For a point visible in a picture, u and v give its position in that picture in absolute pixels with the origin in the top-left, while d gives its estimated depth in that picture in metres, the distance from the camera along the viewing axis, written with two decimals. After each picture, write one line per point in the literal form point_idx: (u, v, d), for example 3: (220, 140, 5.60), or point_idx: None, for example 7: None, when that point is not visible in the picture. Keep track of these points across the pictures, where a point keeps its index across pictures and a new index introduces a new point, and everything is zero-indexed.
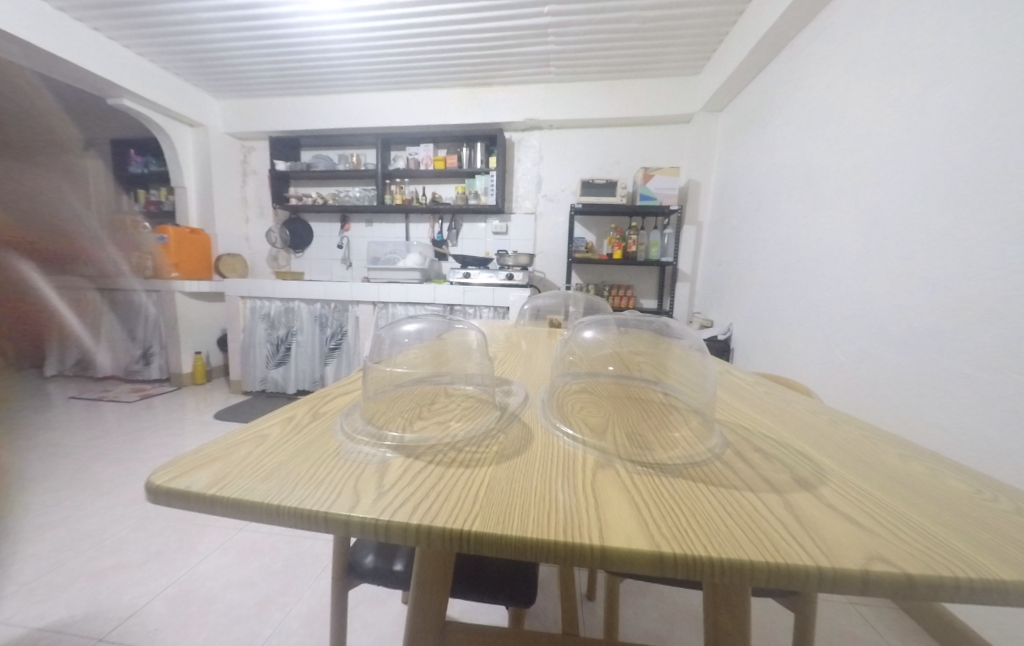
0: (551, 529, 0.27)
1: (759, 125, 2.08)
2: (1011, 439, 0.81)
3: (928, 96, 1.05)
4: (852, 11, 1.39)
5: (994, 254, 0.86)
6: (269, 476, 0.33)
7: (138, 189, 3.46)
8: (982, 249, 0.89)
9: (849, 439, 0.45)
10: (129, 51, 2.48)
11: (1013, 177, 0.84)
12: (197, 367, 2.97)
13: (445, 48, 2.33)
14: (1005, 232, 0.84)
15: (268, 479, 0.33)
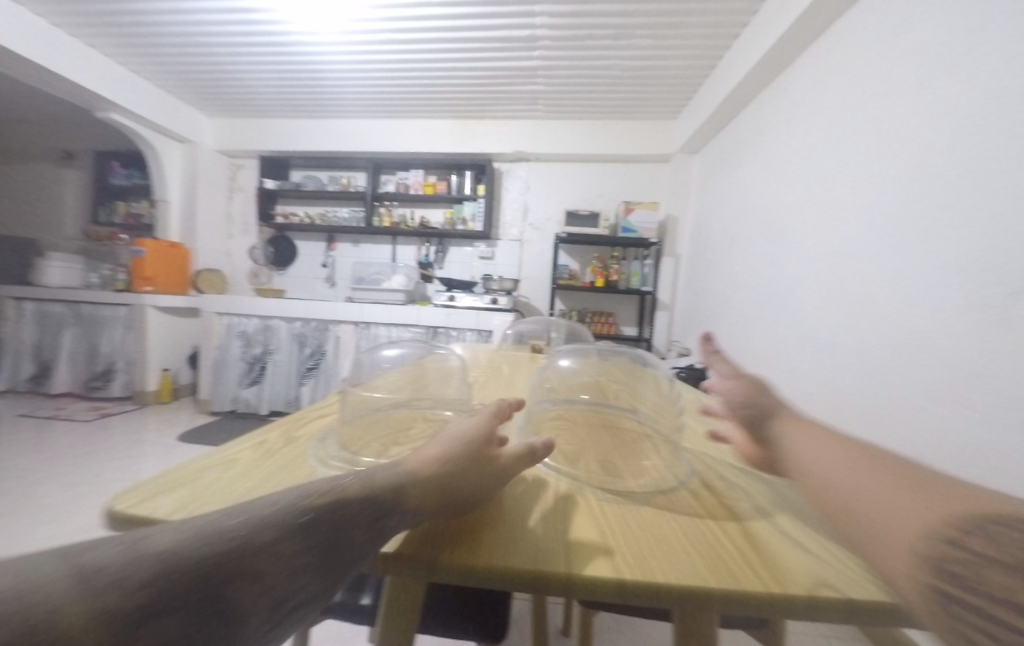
0: (519, 557, 0.27)
1: (731, 168, 2.24)
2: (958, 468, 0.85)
3: (879, 150, 1.16)
4: (810, 75, 1.57)
5: (935, 292, 0.94)
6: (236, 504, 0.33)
7: (119, 201, 3.41)
8: (924, 291, 0.97)
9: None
10: (122, 67, 2.50)
11: (946, 230, 0.93)
12: (164, 384, 2.84)
13: (441, 82, 2.45)
14: (942, 278, 0.92)
15: None
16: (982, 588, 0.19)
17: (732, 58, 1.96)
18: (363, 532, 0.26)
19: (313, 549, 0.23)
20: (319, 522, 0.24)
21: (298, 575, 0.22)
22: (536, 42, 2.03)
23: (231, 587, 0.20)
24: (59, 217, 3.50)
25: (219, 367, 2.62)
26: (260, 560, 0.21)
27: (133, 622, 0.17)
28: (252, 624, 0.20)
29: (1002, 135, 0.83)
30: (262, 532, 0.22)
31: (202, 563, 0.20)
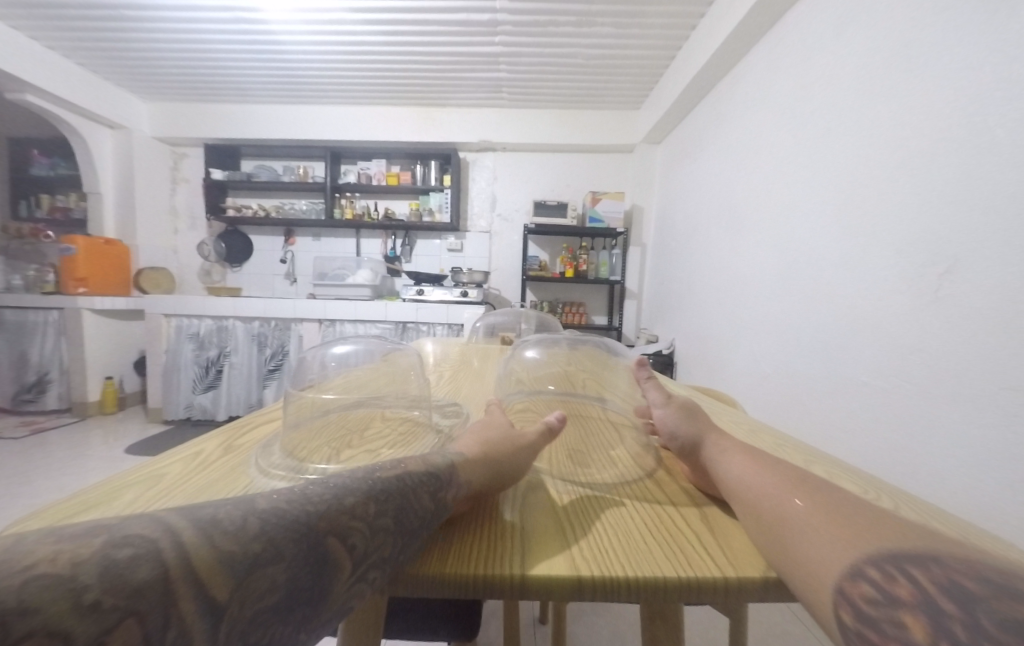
0: (468, 560, 0.26)
1: (693, 158, 2.29)
2: (898, 437, 0.92)
3: (827, 141, 1.23)
4: (764, 67, 1.62)
5: (880, 275, 1.00)
6: None
7: (41, 194, 3.08)
8: (871, 273, 1.03)
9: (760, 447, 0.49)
10: (37, 42, 2.22)
11: (886, 216, 0.99)
12: (108, 394, 2.62)
13: (401, 68, 2.36)
14: (884, 259, 0.99)
15: None
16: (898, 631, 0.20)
17: (692, 49, 1.99)
18: (423, 503, 0.29)
19: (386, 515, 0.26)
20: (387, 495, 0.27)
21: (377, 535, 0.25)
22: (497, 27, 1.98)
23: (328, 542, 0.23)
24: None
25: (169, 372, 2.44)
26: (344, 522, 0.24)
27: (258, 571, 0.19)
28: (339, 577, 0.23)
29: (935, 125, 0.89)
30: (345, 497, 0.25)
31: (304, 523, 0.22)
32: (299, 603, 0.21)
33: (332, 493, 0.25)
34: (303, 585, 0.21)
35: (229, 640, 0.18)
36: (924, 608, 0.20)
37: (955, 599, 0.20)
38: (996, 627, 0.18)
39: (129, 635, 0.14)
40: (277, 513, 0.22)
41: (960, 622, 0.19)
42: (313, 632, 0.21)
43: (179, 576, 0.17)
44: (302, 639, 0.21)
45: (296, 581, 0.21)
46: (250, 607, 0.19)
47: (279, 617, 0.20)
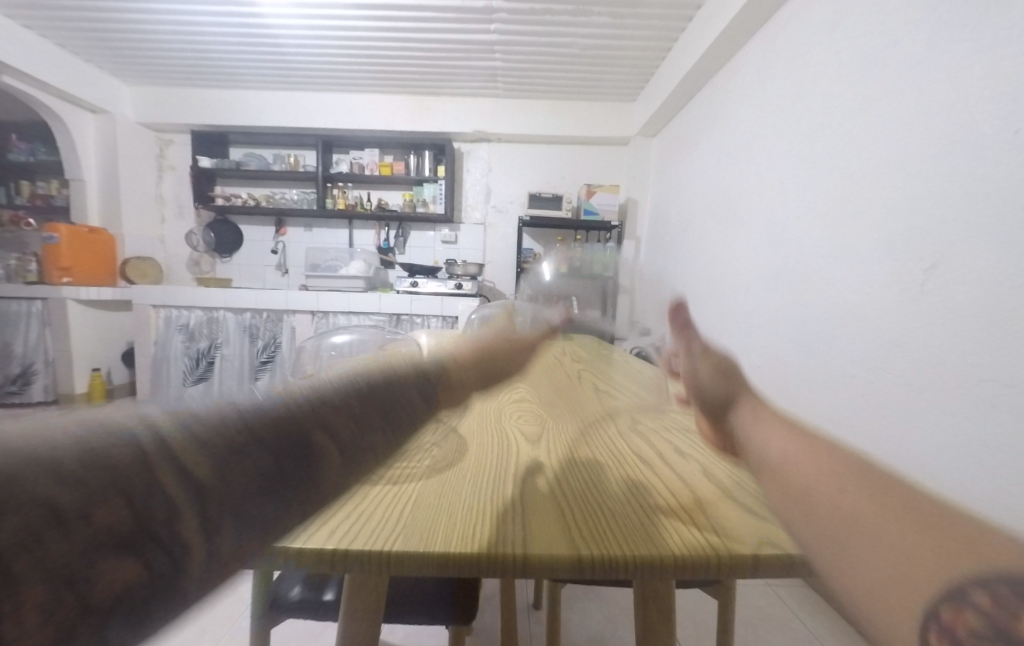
0: (473, 542, 0.27)
1: (687, 151, 2.30)
2: None
3: (822, 136, 1.23)
4: (759, 60, 1.62)
5: None
6: None
7: (20, 180, 2.98)
8: (864, 266, 1.05)
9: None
10: (13, 19, 2.13)
11: (879, 210, 1.01)
12: (95, 385, 2.58)
13: (394, 55, 2.31)
14: (878, 252, 1.01)
15: None
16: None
17: (687, 42, 1.99)
18: (407, 400, 0.36)
19: (372, 415, 0.30)
20: (368, 394, 0.31)
21: (362, 427, 0.28)
22: (493, 15, 1.95)
23: (313, 432, 0.24)
24: None
25: (158, 364, 2.40)
26: (327, 415, 0.26)
27: (239, 452, 0.20)
28: (327, 466, 0.24)
29: (928, 120, 0.91)
30: (324, 393, 0.27)
31: (284, 412, 0.23)
32: (288, 483, 0.21)
33: (310, 393, 0.26)
34: (291, 469, 0.22)
35: (219, 509, 0.18)
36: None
37: None
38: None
39: (113, 511, 0.15)
40: (260, 402, 0.22)
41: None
42: (314, 513, 0.22)
43: (155, 457, 0.17)
44: (303, 514, 0.21)
45: (282, 465, 0.21)
46: (237, 482, 0.19)
47: (275, 493, 0.20)
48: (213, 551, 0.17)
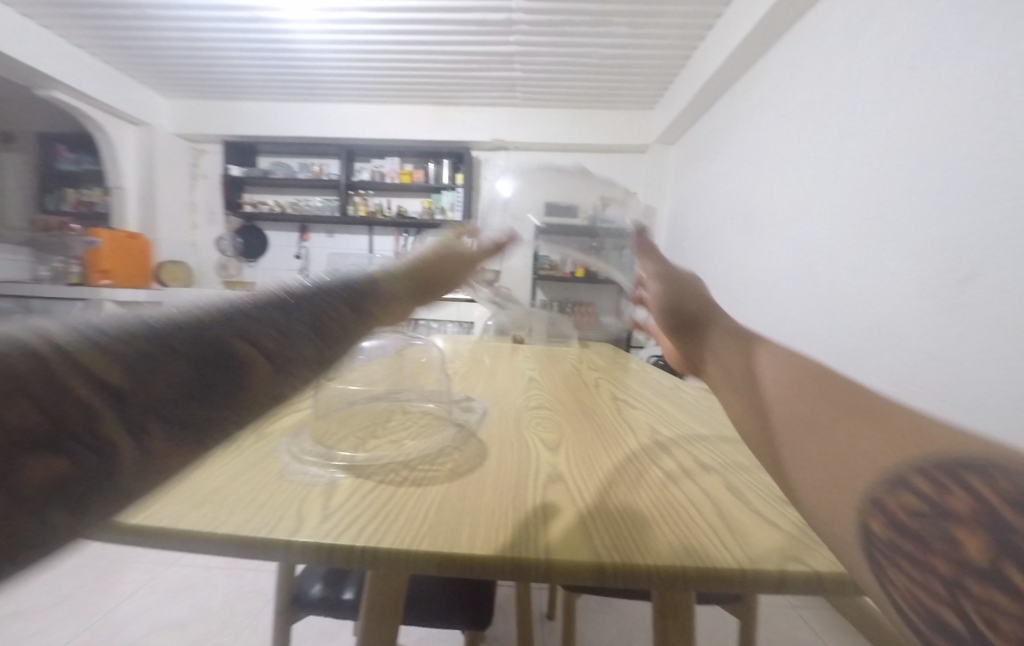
0: (497, 546, 0.27)
1: (706, 159, 2.29)
2: None
3: (843, 142, 1.20)
4: (783, 66, 1.60)
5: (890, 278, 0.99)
6: (201, 502, 0.31)
7: (67, 188, 3.18)
8: (882, 275, 1.01)
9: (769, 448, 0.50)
10: (65, 40, 2.29)
11: (895, 217, 0.98)
12: None
13: (416, 67, 2.38)
14: (895, 261, 0.97)
15: (200, 504, 0.31)
16: (950, 546, 0.18)
17: (707, 50, 1.98)
18: (344, 314, 0.34)
19: (299, 325, 0.29)
20: (298, 306, 0.30)
21: (288, 340, 0.28)
22: (513, 26, 1.98)
23: (229, 341, 0.24)
24: None
25: None
26: (248, 328, 0.26)
27: (149, 361, 0.20)
28: (258, 373, 0.25)
29: (943, 123, 0.88)
30: (237, 306, 0.26)
31: (192, 327, 0.23)
32: (213, 392, 0.23)
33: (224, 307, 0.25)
34: (214, 377, 0.23)
35: (146, 411, 0.19)
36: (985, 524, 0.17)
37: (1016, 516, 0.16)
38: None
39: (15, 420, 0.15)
40: (166, 324, 0.22)
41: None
42: (249, 415, 0.24)
43: (61, 364, 0.17)
44: (234, 416, 0.23)
45: (204, 373, 0.22)
46: (154, 387, 0.20)
47: (195, 399, 0.22)
48: (141, 446, 0.18)
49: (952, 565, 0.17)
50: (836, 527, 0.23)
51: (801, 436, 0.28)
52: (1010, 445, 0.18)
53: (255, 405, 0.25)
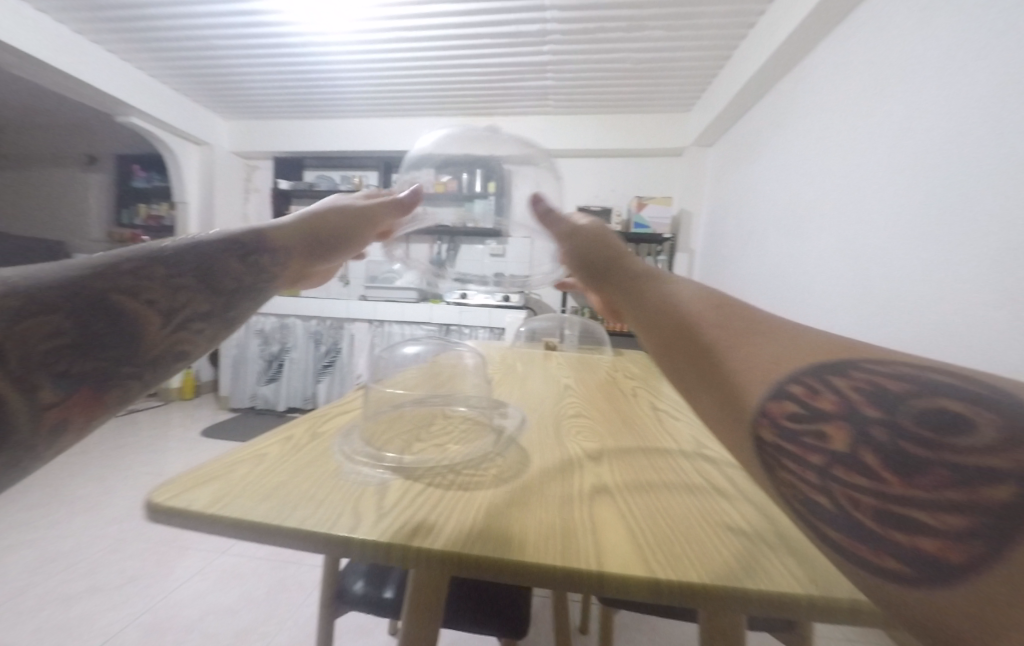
0: (547, 553, 0.27)
1: (746, 161, 2.20)
2: None
3: (898, 138, 1.12)
4: (829, 61, 1.52)
5: (955, 283, 0.91)
6: (267, 496, 0.33)
7: (140, 204, 3.52)
8: (944, 280, 0.94)
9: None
10: (141, 71, 2.56)
11: (960, 218, 0.91)
12: (187, 382, 2.93)
13: (451, 80, 2.46)
14: (961, 263, 0.90)
15: (266, 499, 0.32)
16: (818, 440, 0.23)
17: (747, 49, 1.92)
18: (236, 267, 0.41)
19: (181, 280, 0.36)
20: (186, 264, 0.37)
21: (175, 294, 0.35)
22: (546, 36, 2.01)
23: (114, 299, 0.31)
24: (83, 219, 3.63)
25: (238, 365, 2.69)
26: (128, 287, 0.32)
27: (32, 320, 0.27)
28: (136, 322, 0.32)
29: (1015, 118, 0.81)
30: (120, 264, 0.33)
31: (74, 287, 0.30)
32: (97, 342, 0.30)
33: (100, 269, 0.32)
34: (102, 332, 0.30)
35: (31, 364, 0.26)
36: (847, 418, 0.22)
37: (878, 405, 0.22)
38: (912, 423, 0.20)
39: None
40: (39, 284, 0.28)
41: (881, 427, 0.21)
42: (134, 356, 0.32)
43: None
44: (129, 366, 0.31)
45: (88, 330, 0.29)
46: (40, 344, 0.27)
47: (81, 352, 0.29)
48: (34, 398, 0.26)
49: (822, 456, 0.23)
50: (732, 436, 0.27)
51: (693, 359, 0.30)
52: (873, 354, 0.24)
53: (137, 350, 0.32)
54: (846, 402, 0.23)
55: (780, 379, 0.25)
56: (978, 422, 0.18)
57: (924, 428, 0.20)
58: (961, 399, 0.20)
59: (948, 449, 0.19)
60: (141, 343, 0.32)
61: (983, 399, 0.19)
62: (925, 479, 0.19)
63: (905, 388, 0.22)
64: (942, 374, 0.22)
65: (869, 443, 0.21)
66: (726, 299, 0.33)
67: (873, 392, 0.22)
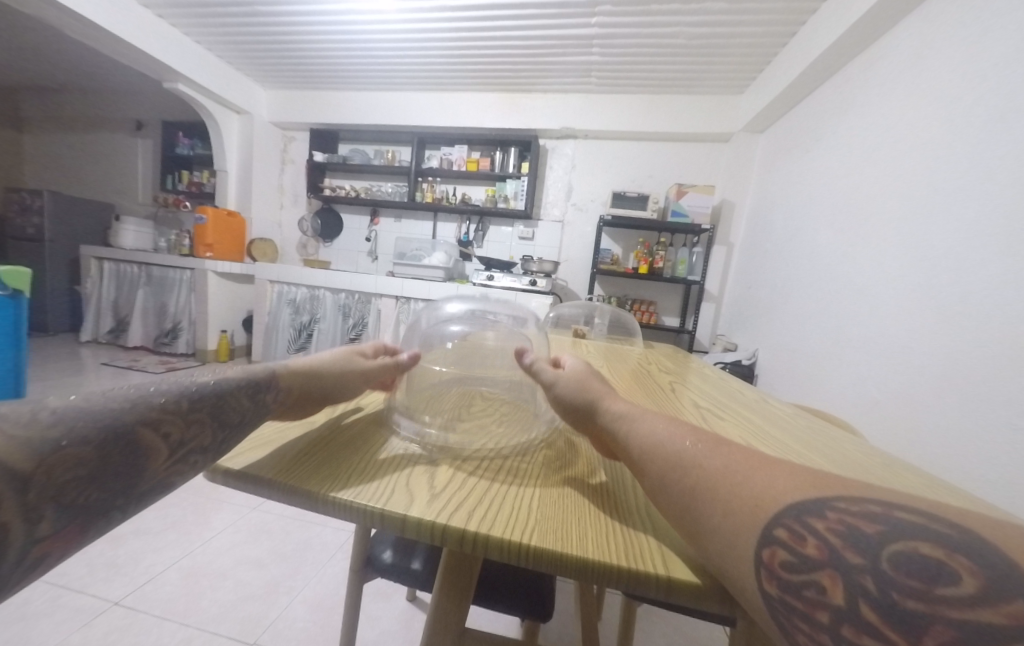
0: (612, 551, 0.26)
1: (800, 150, 2.04)
2: None
3: (992, 132, 1.00)
4: (909, 40, 1.35)
5: None
6: (319, 465, 0.33)
7: (183, 170, 3.62)
8: None
9: (856, 471, 0.44)
10: (187, 38, 2.59)
11: None
12: (222, 344, 3.05)
13: (490, 54, 2.38)
14: None
15: (319, 468, 0.33)
16: (820, 594, 0.20)
17: (813, 27, 1.76)
18: (243, 403, 0.35)
19: (201, 412, 0.31)
20: (205, 397, 0.32)
21: (190, 426, 0.30)
22: (596, 7, 1.90)
23: (138, 431, 0.27)
24: (130, 183, 3.79)
25: (271, 331, 2.78)
26: (156, 416, 0.28)
27: (61, 451, 0.23)
28: (155, 460, 0.27)
29: None
30: (154, 397, 0.29)
31: (107, 418, 0.26)
32: (109, 475, 0.25)
33: (143, 394, 0.29)
34: (118, 464, 0.25)
35: (44, 498, 0.22)
36: (836, 566, 0.20)
37: (859, 551, 0.20)
38: (895, 571, 0.18)
39: None
40: (71, 417, 0.25)
41: (870, 576, 0.19)
42: (134, 502, 0.26)
43: None
44: (120, 503, 0.25)
45: (106, 460, 0.25)
46: (56, 476, 0.23)
47: (93, 483, 0.24)
48: (30, 533, 0.21)
49: (827, 613, 0.19)
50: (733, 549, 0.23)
51: (676, 500, 0.27)
52: (850, 487, 0.23)
53: (142, 487, 0.26)
54: (829, 545, 0.20)
55: (765, 521, 0.23)
56: (961, 573, 0.17)
57: (912, 577, 0.17)
58: (934, 540, 0.19)
59: (944, 603, 0.16)
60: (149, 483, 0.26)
61: (956, 542, 0.18)
62: (932, 639, 0.15)
63: (880, 529, 0.20)
64: (908, 510, 0.21)
65: (863, 594, 0.18)
66: (704, 435, 0.31)
67: (851, 535, 0.20)
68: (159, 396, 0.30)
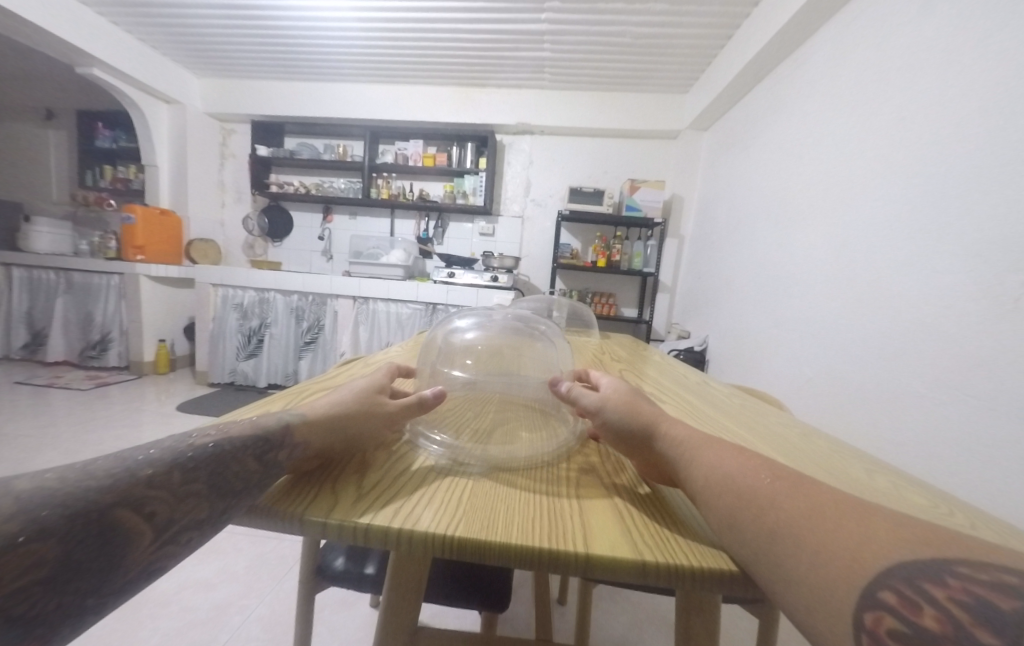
0: (534, 535, 0.27)
1: (740, 147, 2.17)
2: (948, 446, 0.86)
3: (899, 133, 1.10)
4: (831, 48, 1.48)
5: (947, 277, 0.91)
6: (329, 493, 0.31)
7: (104, 165, 3.28)
8: (941, 275, 0.93)
9: (772, 441, 0.49)
10: (102, 18, 2.33)
11: (958, 218, 0.91)
12: (161, 355, 2.82)
13: (442, 46, 2.33)
14: (952, 260, 0.91)
15: (335, 495, 0.31)
16: None
17: (749, 31, 1.87)
18: (250, 465, 0.29)
19: (198, 480, 0.25)
20: (206, 460, 0.26)
21: (183, 500, 0.24)
22: (544, 3, 1.92)
23: (117, 515, 0.20)
24: (41, 179, 3.39)
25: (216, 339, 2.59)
26: (142, 491, 0.22)
27: (21, 549, 0.16)
28: (137, 545, 0.21)
29: None
30: (141, 467, 0.23)
31: (80, 497, 0.19)
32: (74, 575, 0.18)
33: (127, 466, 0.22)
34: (83, 558, 0.19)
35: None
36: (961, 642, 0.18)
37: (993, 628, 0.17)
38: None
39: None
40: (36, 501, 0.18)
41: None
42: (101, 600, 0.20)
43: None
44: (89, 602, 0.19)
45: (72, 554, 0.18)
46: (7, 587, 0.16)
47: (54, 589, 0.17)
48: None
49: None
50: (822, 598, 0.22)
51: (752, 542, 0.26)
52: (987, 555, 0.21)
53: (115, 585, 0.20)
54: (951, 618, 0.18)
55: (868, 580, 0.21)
56: None
57: None
58: None
59: None
60: (119, 588, 0.20)
61: None
62: None
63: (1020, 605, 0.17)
64: None
65: None
66: (782, 472, 0.30)
67: (980, 607, 0.18)
68: (144, 466, 0.23)
